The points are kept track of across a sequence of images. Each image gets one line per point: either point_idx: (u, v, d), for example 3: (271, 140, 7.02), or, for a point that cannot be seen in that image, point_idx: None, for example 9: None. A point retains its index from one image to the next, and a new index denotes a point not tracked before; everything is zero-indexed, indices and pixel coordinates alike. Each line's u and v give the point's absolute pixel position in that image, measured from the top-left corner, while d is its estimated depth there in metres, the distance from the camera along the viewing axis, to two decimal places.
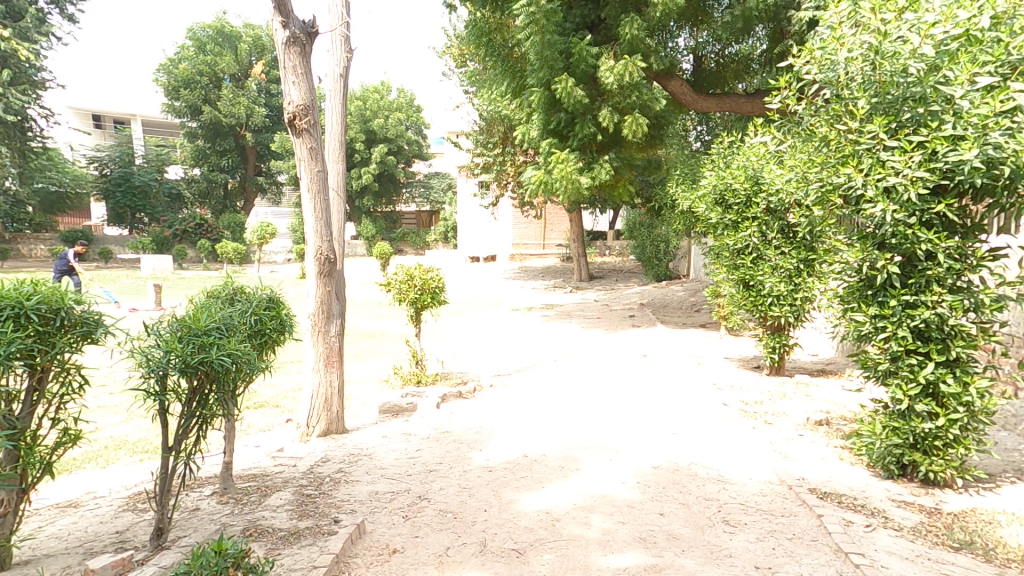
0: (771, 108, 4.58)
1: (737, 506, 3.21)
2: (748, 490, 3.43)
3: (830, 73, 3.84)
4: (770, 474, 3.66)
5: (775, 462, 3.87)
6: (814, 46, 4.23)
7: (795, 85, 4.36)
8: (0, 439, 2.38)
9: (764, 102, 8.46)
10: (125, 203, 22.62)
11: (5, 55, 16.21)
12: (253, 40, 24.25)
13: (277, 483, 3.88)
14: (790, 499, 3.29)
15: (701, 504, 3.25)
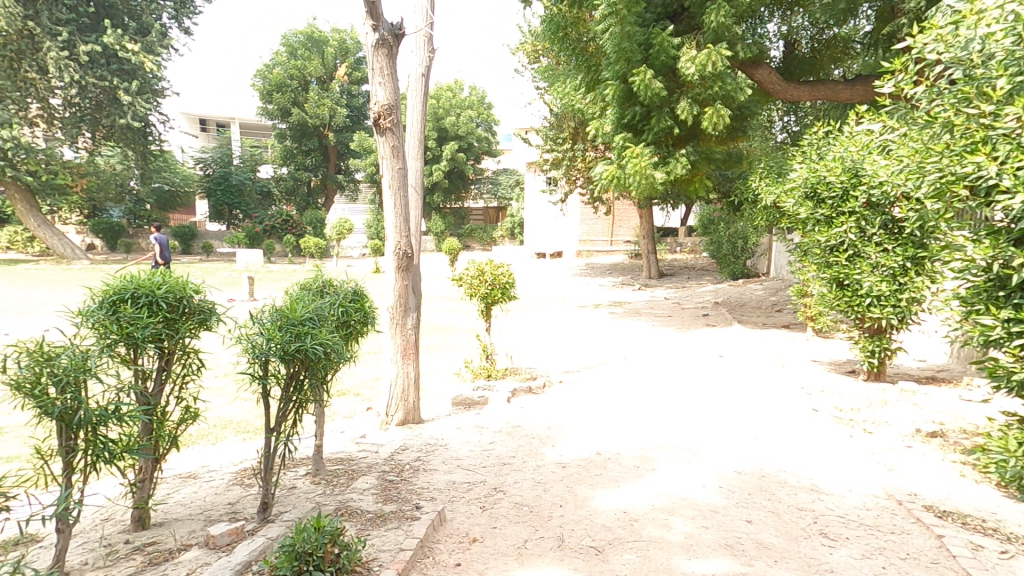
0: (884, 93, 4.29)
1: (837, 519, 3.03)
2: (848, 503, 3.23)
3: (964, 52, 3.57)
4: (874, 487, 3.43)
5: (879, 475, 3.62)
6: (942, 25, 3.96)
7: (914, 68, 4.07)
8: (139, 414, 2.69)
9: (866, 86, 7.78)
10: (223, 201, 24.43)
11: (133, 67, 17.81)
12: (339, 44, 25.44)
13: (362, 467, 4.08)
14: (900, 516, 3.06)
15: (794, 513, 3.10)
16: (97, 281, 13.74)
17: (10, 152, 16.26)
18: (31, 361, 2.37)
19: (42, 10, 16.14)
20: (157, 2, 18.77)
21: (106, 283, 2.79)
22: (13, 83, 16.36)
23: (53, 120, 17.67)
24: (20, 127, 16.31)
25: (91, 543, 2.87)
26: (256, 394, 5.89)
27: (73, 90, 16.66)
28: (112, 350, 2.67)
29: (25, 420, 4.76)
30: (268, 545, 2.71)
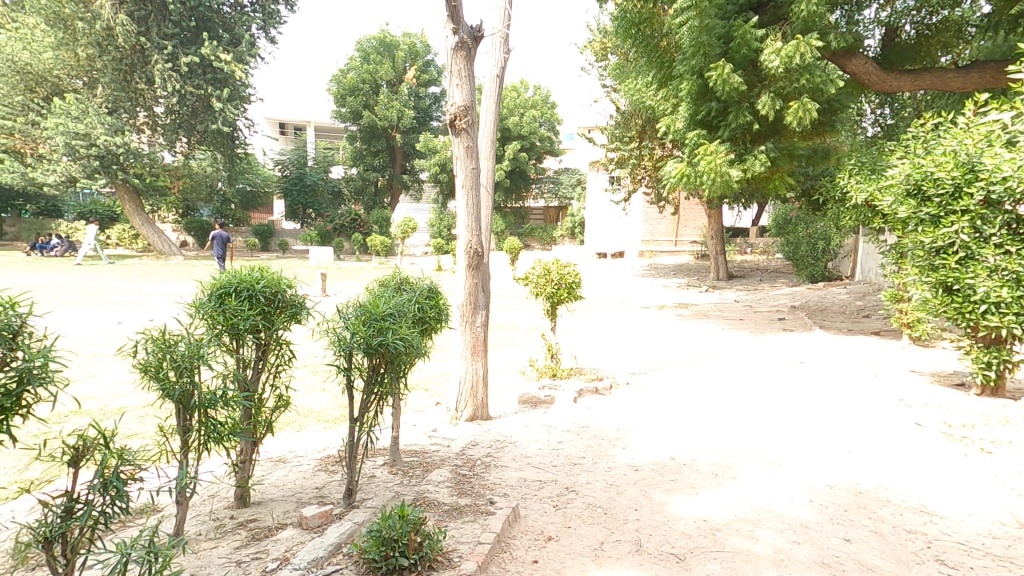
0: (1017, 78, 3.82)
1: (955, 546, 2.81)
2: (967, 529, 2.98)
3: None
4: (1000, 513, 3.14)
5: (1004, 500, 3.31)
6: None
7: None
8: (240, 400, 2.91)
9: (979, 75, 7.34)
10: (299, 200, 25.93)
11: (224, 76, 19.08)
12: (409, 48, 26.21)
13: (435, 460, 4.19)
14: None
15: (901, 536, 2.89)
16: (195, 275, 15.00)
17: (121, 157, 17.94)
18: (154, 348, 2.62)
19: (152, 26, 17.70)
20: (248, 14, 19.93)
21: (214, 278, 3.03)
22: (126, 94, 18.32)
23: (156, 127, 19.26)
24: (130, 133, 18.08)
25: (202, 515, 3.14)
26: (338, 384, 6.21)
27: (174, 98, 18.15)
28: (219, 339, 2.90)
29: (149, 400, 5.27)
30: (356, 529, 2.87)
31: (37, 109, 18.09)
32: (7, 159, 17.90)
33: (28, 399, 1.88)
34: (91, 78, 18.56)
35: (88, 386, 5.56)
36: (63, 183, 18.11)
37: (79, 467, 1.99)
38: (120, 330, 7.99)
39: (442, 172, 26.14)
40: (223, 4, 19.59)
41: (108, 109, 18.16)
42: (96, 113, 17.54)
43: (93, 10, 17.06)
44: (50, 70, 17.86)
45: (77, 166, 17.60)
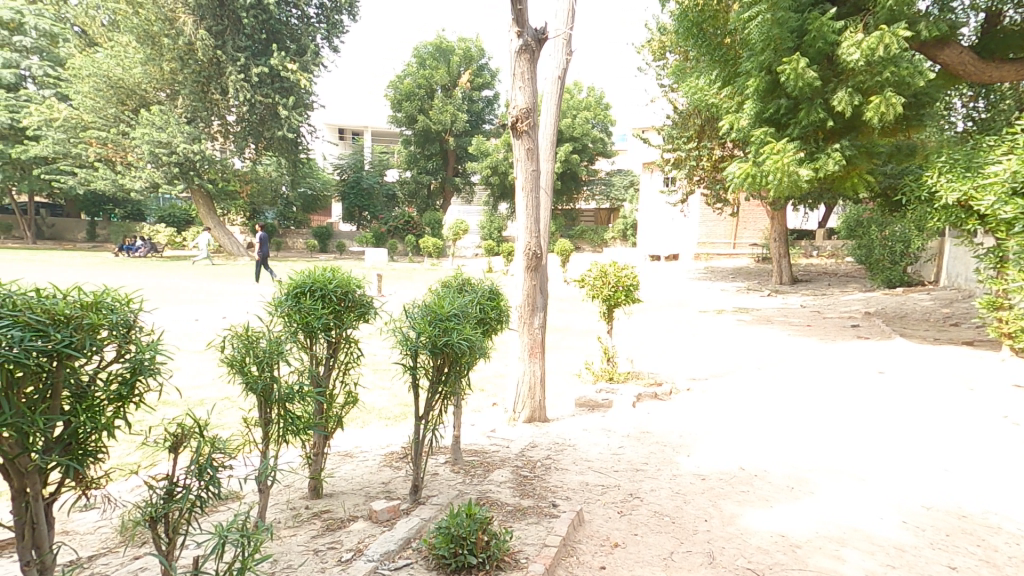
0: None
1: None
2: None
3: None
4: None
5: None
6: None
7: None
8: (314, 396, 3.02)
9: None
10: (355, 203, 27.12)
11: (291, 85, 20.02)
12: (464, 52, 26.63)
13: (496, 460, 4.22)
14: None
15: (1016, 566, 2.67)
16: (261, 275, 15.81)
17: (198, 163, 19.16)
18: (239, 344, 2.75)
19: (227, 40, 18.84)
20: (314, 25, 20.81)
21: (291, 278, 3.17)
22: (203, 104, 19.55)
23: (228, 134, 20.44)
24: (205, 142, 19.24)
25: (280, 504, 3.30)
26: (399, 383, 6.37)
27: (245, 107, 19.19)
28: (295, 336, 3.03)
29: (232, 392, 5.62)
30: (423, 525, 2.93)
31: (127, 120, 19.52)
32: (100, 166, 19.35)
33: (140, 388, 2.05)
34: (172, 90, 19.88)
35: (185, 375, 6.04)
36: (147, 189, 19.42)
37: (177, 453, 2.11)
38: (217, 325, 8.58)
39: (494, 175, 26.34)
40: (292, 16, 20.54)
41: (187, 118, 19.43)
42: (177, 122, 18.76)
43: (178, 27, 18.43)
44: (138, 84, 19.23)
45: (160, 172, 18.91)
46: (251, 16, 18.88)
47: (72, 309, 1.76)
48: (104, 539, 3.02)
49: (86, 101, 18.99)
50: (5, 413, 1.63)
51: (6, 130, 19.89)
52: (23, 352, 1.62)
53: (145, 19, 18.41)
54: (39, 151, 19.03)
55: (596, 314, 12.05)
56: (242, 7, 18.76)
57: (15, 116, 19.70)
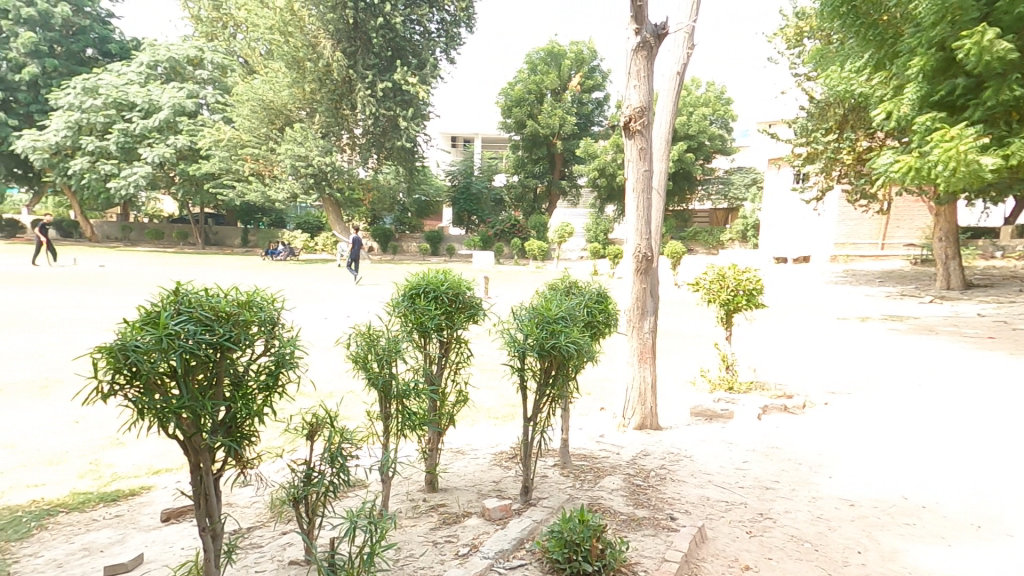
0: None
1: None
2: None
3: None
4: None
5: None
6: None
7: None
8: (428, 392, 3.17)
9: None
10: (465, 208, 28.40)
11: (410, 98, 21.35)
12: (576, 55, 26.65)
13: (607, 466, 4.12)
14: None
15: None
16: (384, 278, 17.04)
17: (330, 174, 21.10)
18: (361, 341, 2.95)
19: (358, 60, 20.67)
20: (433, 40, 21.99)
21: (406, 279, 3.35)
22: (335, 120, 21.53)
23: (354, 147, 22.31)
24: (336, 154, 21.13)
25: (401, 495, 3.49)
26: (508, 384, 6.51)
27: (370, 120, 20.86)
28: (411, 335, 3.19)
29: (356, 386, 6.11)
30: (536, 527, 2.95)
31: (275, 138, 22.00)
32: (253, 180, 21.93)
33: (285, 379, 2.27)
34: (311, 109, 22.06)
35: (321, 368, 6.71)
36: (288, 199, 21.66)
37: (314, 439, 2.31)
38: (346, 323, 9.42)
39: (601, 176, 25.88)
40: (415, 33, 21.91)
41: (322, 133, 21.51)
42: (313, 137, 20.85)
43: (319, 52, 20.60)
44: (285, 105, 21.54)
45: (299, 183, 21.01)
46: (379, 35, 20.55)
47: (231, 307, 2.01)
48: (258, 513, 3.42)
49: (245, 123, 21.61)
50: (183, 397, 1.90)
51: (185, 151, 22.88)
52: (195, 343, 1.88)
53: (292, 46, 20.71)
54: (210, 168, 21.66)
55: (712, 320, 11.41)
56: (373, 28, 20.47)
57: (193, 139, 22.50)
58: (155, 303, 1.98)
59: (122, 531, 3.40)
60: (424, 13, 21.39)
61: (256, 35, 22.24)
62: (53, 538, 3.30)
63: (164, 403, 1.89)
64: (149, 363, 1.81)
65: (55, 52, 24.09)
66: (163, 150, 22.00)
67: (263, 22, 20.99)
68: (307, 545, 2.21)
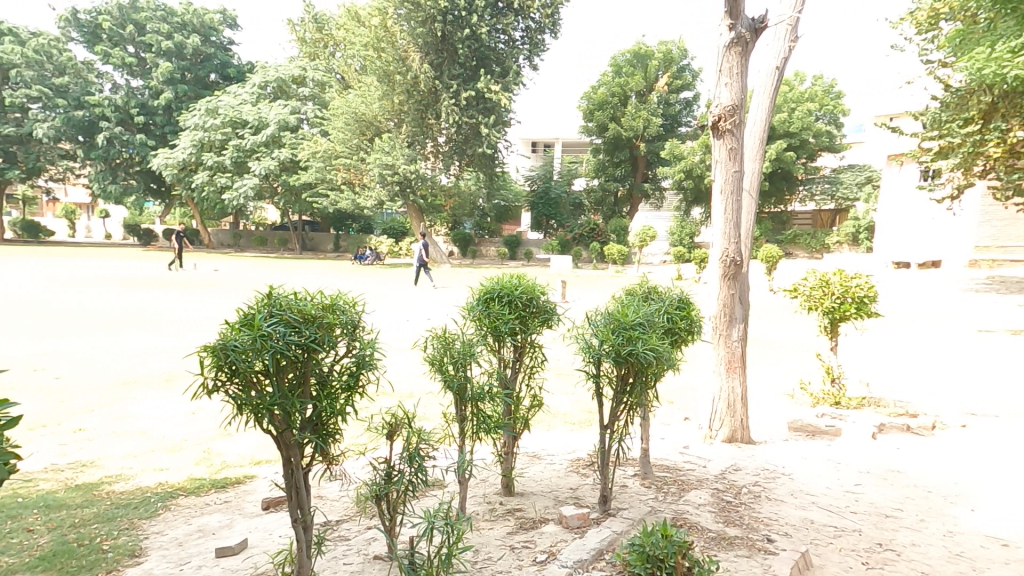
0: None
1: None
2: None
3: None
4: None
5: None
6: None
7: None
8: (503, 395, 3.19)
9: None
10: (544, 212, 28.66)
11: (493, 105, 21.76)
12: (664, 55, 25.92)
13: (692, 479, 3.94)
14: None
15: None
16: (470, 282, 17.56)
17: (414, 181, 22.00)
18: (438, 345, 3.02)
19: (444, 71, 21.47)
20: (517, 47, 22.36)
21: (481, 283, 3.40)
22: (420, 129, 22.46)
23: (437, 154, 23.16)
24: (420, 162, 22.01)
25: (477, 497, 3.55)
26: (584, 390, 6.44)
27: (454, 128, 21.56)
28: (485, 339, 3.22)
29: (433, 387, 6.33)
30: (616, 537, 2.88)
31: (365, 148, 23.23)
32: (345, 189, 23.30)
33: (366, 379, 2.38)
34: (398, 119, 23.07)
35: (400, 369, 7.01)
36: (376, 206, 22.84)
37: (393, 439, 2.39)
38: (424, 325, 9.80)
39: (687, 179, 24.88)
40: (499, 42, 22.31)
41: (409, 142, 22.49)
42: (400, 147, 21.83)
43: (409, 65, 21.63)
44: (376, 116, 22.75)
45: (386, 190, 22.06)
46: (465, 46, 21.19)
47: (317, 310, 2.13)
48: (346, 507, 3.60)
49: (339, 135, 23.00)
50: (275, 395, 2.04)
51: (288, 163, 24.70)
52: (285, 343, 2.01)
53: (384, 61, 21.82)
54: (307, 178, 23.26)
55: (816, 329, 10.55)
56: (460, 39, 21.18)
57: (295, 151, 24.19)
58: (252, 306, 2.15)
59: (230, 516, 3.72)
60: (510, 22, 21.71)
61: (353, 52, 23.70)
62: (175, 519, 3.67)
63: (258, 400, 2.05)
64: (245, 361, 1.97)
65: (185, 79, 27.04)
66: (269, 162, 23.89)
67: (359, 39, 22.22)
68: (389, 542, 2.32)
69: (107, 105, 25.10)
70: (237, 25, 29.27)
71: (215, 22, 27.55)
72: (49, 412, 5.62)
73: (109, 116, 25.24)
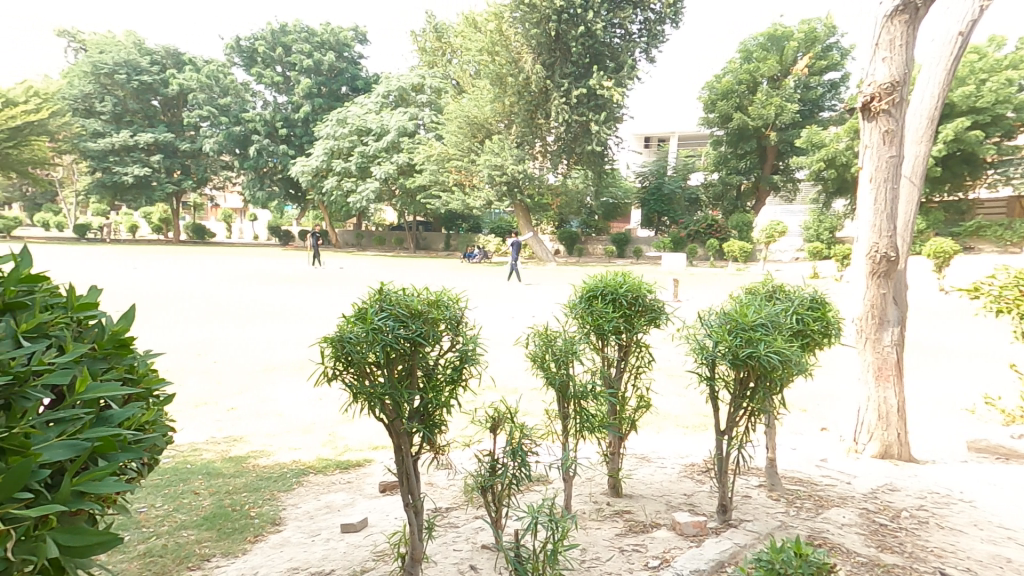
0: None
1: None
2: None
3: None
4: None
5: None
6: None
7: None
8: (607, 395, 3.06)
9: None
10: (656, 209, 27.77)
11: (604, 101, 21.49)
12: (806, 34, 23.71)
13: (833, 496, 3.51)
14: None
15: None
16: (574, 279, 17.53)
17: (522, 180, 22.32)
18: (539, 341, 2.97)
19: (556, 69, 21.58)
20: (633, 41, 21.90)
21: (584, 281, 3.28)
22: (529, 129, 22.72)
23: (545, 154, 23.24)
24: (528, 161, 22.27)
25: (583, 495, 3.46)
26: (698, 393, 6.04)
27: (562, 127, 21.62)
28: (588, 337, 3.11)
29: (536, 384, 6.32)
30: (739, 551, 2.66)
31: (475, 150, 23.88)
32: (455, 190, 24.22)
33: (468, 374, 2.40)
34: (508, 120, 23.48)
35: (504, 366, 7.04)
36: (484, 206, 23.51)
37: (496, 433, 2.39)
38: (526, 321, 9.92)
39: (829, 168, 21.72)
40: (615, 37, 21.95)
41: (518, 142, 22.83)
42: (508, 148, 22.21)
43: (522, 68, 21.96)
44: (487, 119, 23.32)
45: (494, 190, 22.56)
46: (579, 44, 21.08)
47: (422, 305, 2.18)
48: (455, 495, 3.69)
49: (451, 138, 23.90)
50: (385, 385, 2.14)
51: (405, 167, 26.16)
52: (393, 337, 2.08)
53: (497, 64, 22.25)
54: (422, 180, 24.58)
55: (1010, 338, 8.80)
56: (573, 37, 21.14)
57: (411, 155, 25.63)
58: (363, 302, 2.24)
59: (352, 495, 3.98)
60: (627, 15, 21.42)
61: (468, 57, 24.47)
62: (307, 493, 4.00)
63: (371, 389, 2.15)
64: (359, 352, 2.06)
65: (321, 92, 29.79)
66: (388, 167, 25.60)
67: (474, 45, 22.80)
68: (495, 532, 2.33)
69: (259, 120, 28.48)
70: (367, 40, 31.70)
71: (348, 38, 30.31)
72: (207, 392, 6.40)
73: (260, 130, 28.59)
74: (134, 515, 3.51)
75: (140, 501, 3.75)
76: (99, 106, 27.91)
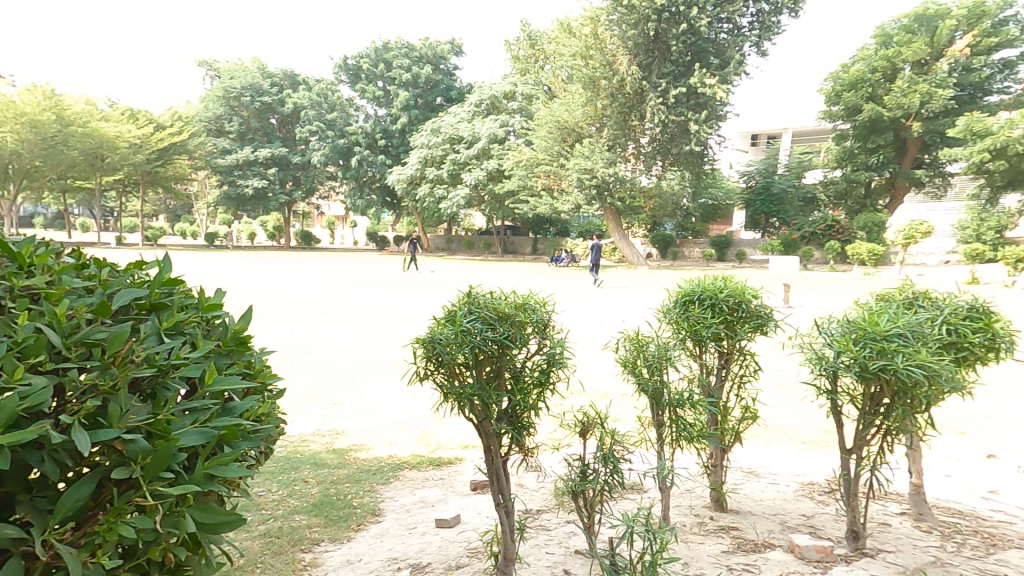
0: None
1: None
2: None
3: None
4: None
5: None
6: None
7: None
8: (706, 404, 2.89)
9: None
10: (763, 210, 26.29)
11: (705, 100, 20.59)
12: (971, 9, 20.74)
13: (1006, 535, 3.06)
14: None
15: None
16: (669, 283, 16.94)
17: (612, 184, 21.81)
18: (630, 346, 2.90)
19: (654, 70, 20.99)
20: (742, 35, 20.82)
21: (679, 285, 3.15)
22: (622, 131, 22.29)
23: (640, 156, 22.64)
24: (619, 164, 21.69)
25: (682, 507, 3.31)
26: (815, 406, 5.56)
27: (659, 128, 20.93)
28: (684, 344, 2.97)
29: (628, 390, 6.16)
30: None
31: (565, 154, 23.73)
32: (544, 194, 24.25)
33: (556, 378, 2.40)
34: (600, 123, 23.23)
35: (590, 373, 6.83)
36: (572, 210, 23.60)
37: (586, 438, 2.35)
38: (620, 325, 9.75)
39: (996, 158, 18.17)
40: (721, 32, 20.96)
41: (609, 145, 22.48)
42: (598, 151, 21.90)
43: (616, 70, 21.51)
44: (578, 123, 23.13)
45: (584, 194, 22.28)
46: (680, 42, 20.35)
47: (509, 308, 2.20)
48: (545, 498, 3.69)
49: (541, 144, 24.00)
50: (473, 386, 2.19)
51: (494, 172, 26.78)
52: (481, 340, 2.11)
53: (591, 68, 21.90)
54: (510, 185, 25.16)
55: None
56: (674, 36, 20.39)
57: (501, 161, 26.13)
58: (453, 304, 2.31)
59: (444, 492, 4.10)
60: (736, 9, 20.35)
61: (562, 62, 24.33)
62: (402, 487, 4.19)
63: (461, 389, 2.22)
64: (449, 353, 2.12)
65: (417, 104, 31.12)
66: (478, 173, 26.34)
67: (568, 50, 22.57)
68: (588, 539, 2.29)
69: (360, 133, 30.45)
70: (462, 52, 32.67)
71: (445, 51, 31.64)
72: (313, 388, 6.91)
73: (361, 142, 30.47)
74: (255, 498, 3.87)
75: (259, 485, 4.14)
76: (228, 127, 31.38)
